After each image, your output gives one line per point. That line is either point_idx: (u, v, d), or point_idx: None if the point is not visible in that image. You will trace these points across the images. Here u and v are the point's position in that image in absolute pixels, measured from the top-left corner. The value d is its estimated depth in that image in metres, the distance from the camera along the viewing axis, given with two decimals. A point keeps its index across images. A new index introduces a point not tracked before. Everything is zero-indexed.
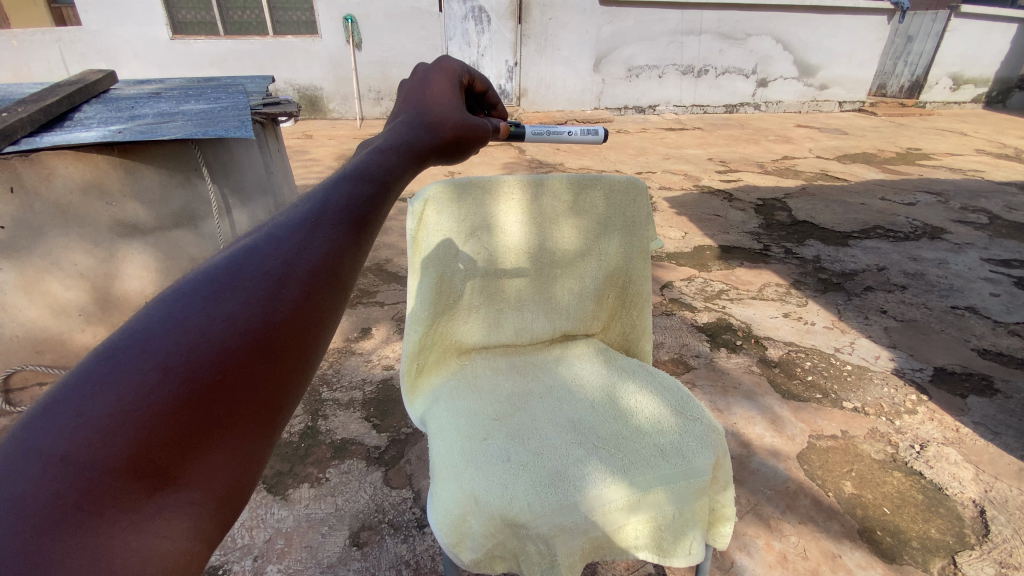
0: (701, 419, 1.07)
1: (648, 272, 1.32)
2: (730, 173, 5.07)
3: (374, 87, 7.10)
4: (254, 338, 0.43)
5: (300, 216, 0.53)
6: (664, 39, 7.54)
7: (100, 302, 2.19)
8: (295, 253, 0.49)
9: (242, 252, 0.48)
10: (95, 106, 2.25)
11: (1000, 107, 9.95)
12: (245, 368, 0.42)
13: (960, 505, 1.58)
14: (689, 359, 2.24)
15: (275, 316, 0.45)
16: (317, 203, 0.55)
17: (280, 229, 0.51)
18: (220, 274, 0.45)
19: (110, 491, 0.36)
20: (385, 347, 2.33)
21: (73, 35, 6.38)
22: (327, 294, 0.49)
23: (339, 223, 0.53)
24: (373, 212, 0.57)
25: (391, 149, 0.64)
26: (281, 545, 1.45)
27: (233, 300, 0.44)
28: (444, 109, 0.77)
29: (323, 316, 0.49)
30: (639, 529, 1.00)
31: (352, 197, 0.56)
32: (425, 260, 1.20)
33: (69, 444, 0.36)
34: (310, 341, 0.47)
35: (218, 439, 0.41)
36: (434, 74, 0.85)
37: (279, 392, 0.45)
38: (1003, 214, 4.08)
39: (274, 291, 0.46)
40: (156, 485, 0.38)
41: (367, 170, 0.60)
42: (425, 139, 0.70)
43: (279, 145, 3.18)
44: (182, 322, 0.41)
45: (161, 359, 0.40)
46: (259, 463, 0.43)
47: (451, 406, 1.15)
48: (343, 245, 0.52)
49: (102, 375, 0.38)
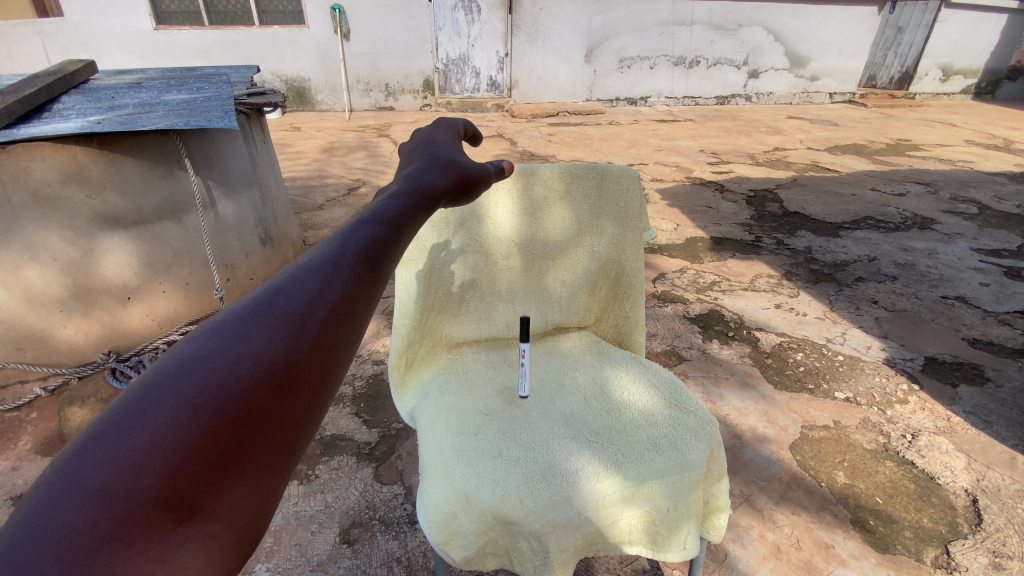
0: (694, 412, 1.05)
1: (641, 263, 1.30)
2: (721, 164, 5.07)
3: (363, 78, 7.01)
4: (277, 374, 0.42)
5: (320, 259, 0.49)
6: (655, 30, 7.47)
7: (80, 296, 2.13)
8: (316, 293, 0.46)
9: (267, 291, 0.46)
10: (74, 97, 2.19)
11: (988, 98, 9.84)
12: (269, 403, 0.41)
13: (952, 494, 1.59)
14: (683, 350, 2.23)
15: (298, 353, 0.43)
16: (337, 246, 0.51)
17: (301, 271, 0.48)
18: (246, 313, 0.44)
19: (142, 520, 0.35)
20: (376, 342, 2.30)
21: (55, 26, 6.22)
22: (345, 333, 0.46)
23: (358, 262, 0.49)
24: (387, 255, 0.51)
25: (407, 193, 0.59)
26: (269, 543, 1.42)
27: (260, 337, 0.43)
28: (452, 154, 0.73)
29: (342, 356, 0.46)
30: (632, 524, 0.97)
31: (372, 240, 0.51)
32: (413, 254, 1.17)
33: (106, 478, 0.35)
34: (328, 380, 0.45)
35: (239, 474, 0.40)
36: (432, 129, 0.81)
37: (294, 428, 0.43)
38: (992, 204, 4.12)
39: (296, 331, 0.44)
40: (182, 518, 0.37)
41: (385, 214, 0.55)
42: (438, 183, 0.64)
43: (264, 136, 2.97)
44: (212, 357, 0.40)
45: (193, 395, 0.39)
46: (277, 497, 0.41)
47: (441, 402, 1.13)
48: (359, 287, 0.48)
49: (138, 410, 0.37)
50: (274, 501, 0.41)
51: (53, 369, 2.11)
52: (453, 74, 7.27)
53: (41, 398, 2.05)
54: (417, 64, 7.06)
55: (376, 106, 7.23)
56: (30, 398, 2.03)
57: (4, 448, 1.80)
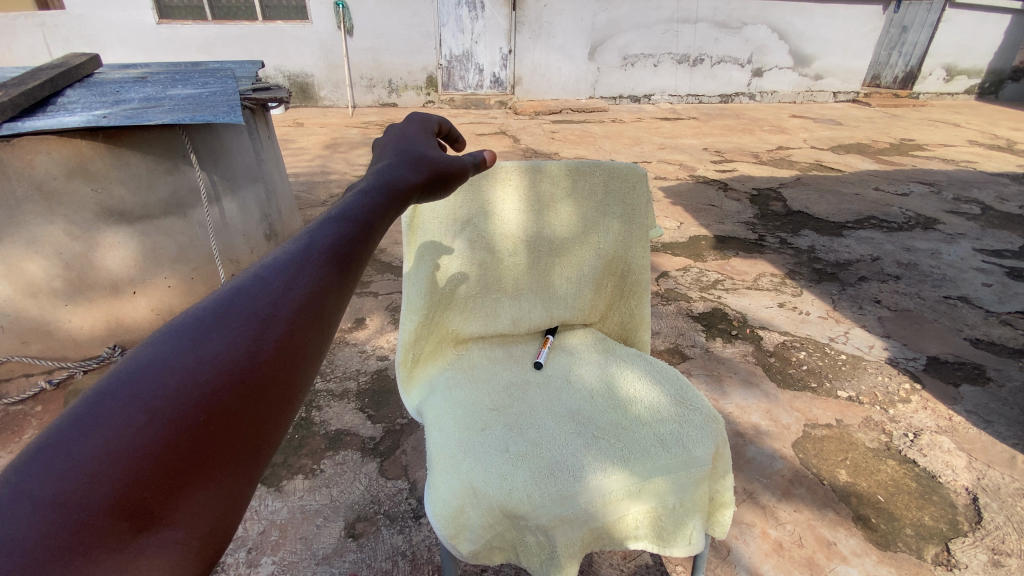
0: (701, 408, 1.05)
1: (647, 260, 1.30)
2: (725, 163, 5.07)
3: (366, 74, 6.99)
4: (238, 378, 0.44)
5: (286, 257, 0.54)
6: (659, 27, 7.45)
7: (84, 290, 2.13)
8: (281, 293, 0.50)
9: (230, 293, 0.48)
10: (78, 91, 2.18)
11: (992, 98, 9.80)
12: (231, 409, 0.43)
13: (953, 492, 1.59)
14: (686, 348, 2.24)
15: (259, 355, 0.46)
16: (302, 245, 0.55)
17: (266, 269, 0.52)
18: (207, 316, 0.46)
19: (98, 530, 0.36)
20: (379, 337, 2.31)
21: (56, 19, 6.20)
22: (307, 336, 0.50)
23: (323, 262, 0.53)
24: (359, 251, 0.56)
25: (375, 190, 0.62)
26: (275, 536, 1.43)
27: (221, 339, 0.45)
28: (425, 149, 0.75)
29: (306, 358, 0.49)
30: (639, 519, 0.97)
31: (336, 239, 0.56)
32: (420, 247, 1.19)
33: (60, 488, 0.36)
34: (294, 381, 0.48)
35: (201, 480, 0.41)
36: (405, 126, 0.82)
37: (259, 432, 0.45)
38: (995, 204, 4.12)
39: (259, 332, 0.47)
40: (141, 526, 0.38)
41: (351, 212, 0.59)
42: (408, 177, 0.66)
43: (269, 132, 2.97)
44: (170, 362, 0.42)
45: (147, 403, 0.40)
46: (243, 501, 0.43)
47: (448, 397, 1.14)
48: (328, 285, 0.53)
49: (90, 420, 0.38)
50: (241, 505, 0.43)
51: (58, 363, 2.12)
52: (456, 71, 7.26)
53: (46, 391, 2.05)
54: (420, 61, 7.06)
55: (379, 102, 7.22)
56: (34, 392, 2.03)
57: (7, 441, 1.80)
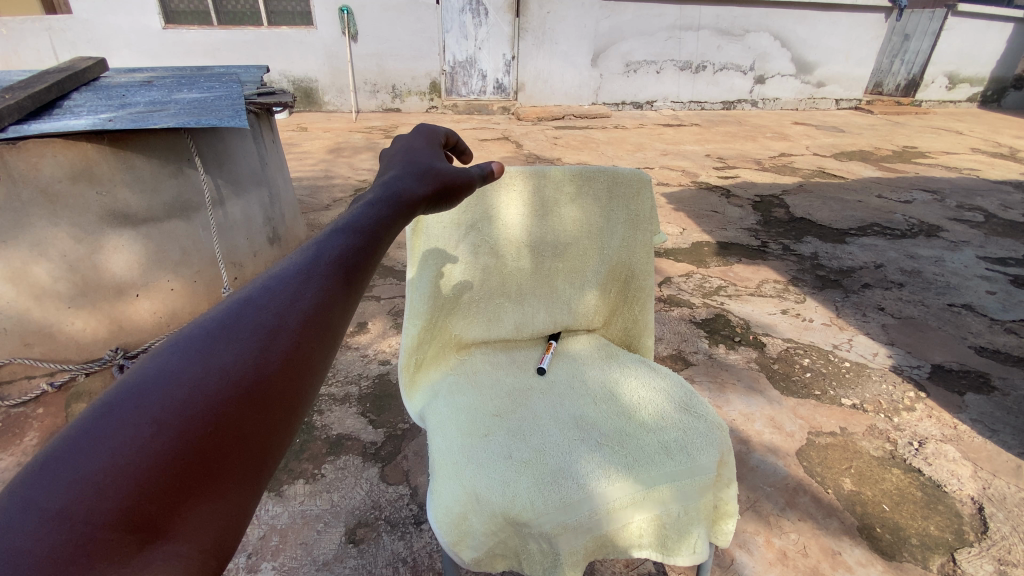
0: (705, 416, 1.05)
1: (651, 266, 1.30)
2: (728, 170, 5.07)
3: (370, 80, 7.02)
4: (244, 390, 0.43)
5: (293, 268, 0.53)
6: (662, 35, 7.48)
7: (89, 294, 2.14)
8: (288, 304, 0.50)
9: (237, 304, 0.48)
10: (85, 94, 2.20)
11: (995, 106, 9.79)
12: (238, 419, 0.43)
13: (959, 501, 1.58)
14: (689, 354, 2.23)
15: (266, 366, 0.45)
16: (309, 255, 0.55)
17: (273, 280, 0.52)
18: (214, 328, 0.46)
19: (103, 543, 0.36)
20: (381, 342, 2.31)
21: (63, 23, 6.24)
22: (313, 347, 0.49)
23: (330, 274, 0.53)
24: (365, 262, 0.56)
25: (382, 201, 0.62)
26: (275, 542, 1.42)
27: (226, 351, 0.44)
28: (430, 159, 0.75)
29: (312, 368, 0.49)
30: (642, 528, 0.97)
31: (344, 251, 0.55)
32: (424, 253, 1.20)
33: (66, 499, 0.36)
34: (299, 394, 0.48)
35: (206, 492, 0.41)
36: (412, 136, 0.82)
37: (264, 443, 0.45)
38: (998, 212, 4.11)
39: (265, 343, 0.46)
40: (146, 538, 0.38)
41: (359, 222, 0.58)
42: (415, 189, 0.66)
43: (274, 136, 2.98)
44: (177, 373, 0.42)
45: (155, 413, 0.40)
46: (247, 513, 0.43)
47: (450, 403, 1.13)
48: (334, 296, 0.52)
49: (96, 431, 0.38)
50: (244, 517, 0.43)
51: (60, 365, 2.12)
52: (460, 77, 7.30)
53: (48, 393, 2.06)
54: (424, 66, 7.09)
55: (383, 108, 7.25)
56: (36, 394, 2.04)
57: (9, 444, 1.80)
